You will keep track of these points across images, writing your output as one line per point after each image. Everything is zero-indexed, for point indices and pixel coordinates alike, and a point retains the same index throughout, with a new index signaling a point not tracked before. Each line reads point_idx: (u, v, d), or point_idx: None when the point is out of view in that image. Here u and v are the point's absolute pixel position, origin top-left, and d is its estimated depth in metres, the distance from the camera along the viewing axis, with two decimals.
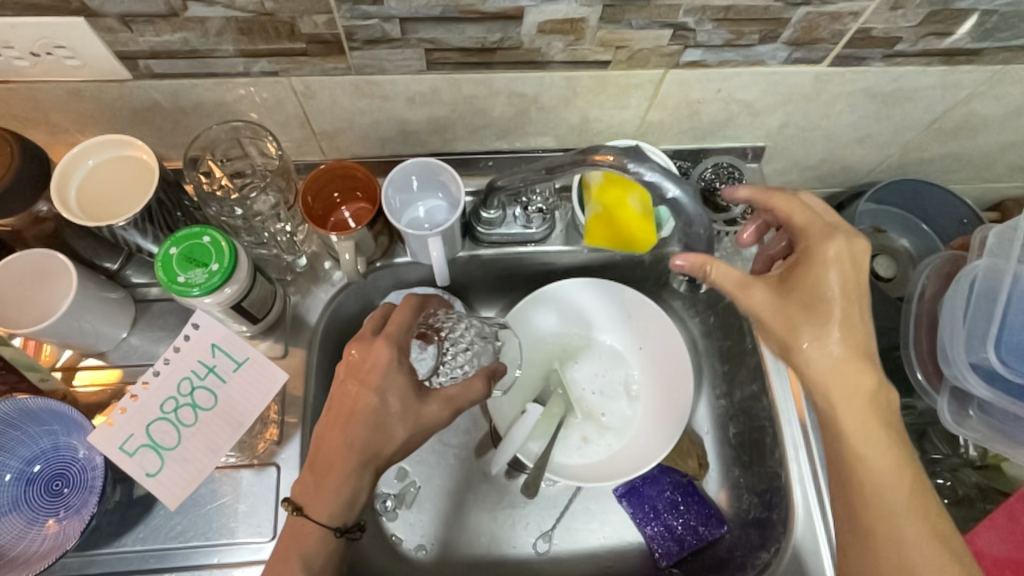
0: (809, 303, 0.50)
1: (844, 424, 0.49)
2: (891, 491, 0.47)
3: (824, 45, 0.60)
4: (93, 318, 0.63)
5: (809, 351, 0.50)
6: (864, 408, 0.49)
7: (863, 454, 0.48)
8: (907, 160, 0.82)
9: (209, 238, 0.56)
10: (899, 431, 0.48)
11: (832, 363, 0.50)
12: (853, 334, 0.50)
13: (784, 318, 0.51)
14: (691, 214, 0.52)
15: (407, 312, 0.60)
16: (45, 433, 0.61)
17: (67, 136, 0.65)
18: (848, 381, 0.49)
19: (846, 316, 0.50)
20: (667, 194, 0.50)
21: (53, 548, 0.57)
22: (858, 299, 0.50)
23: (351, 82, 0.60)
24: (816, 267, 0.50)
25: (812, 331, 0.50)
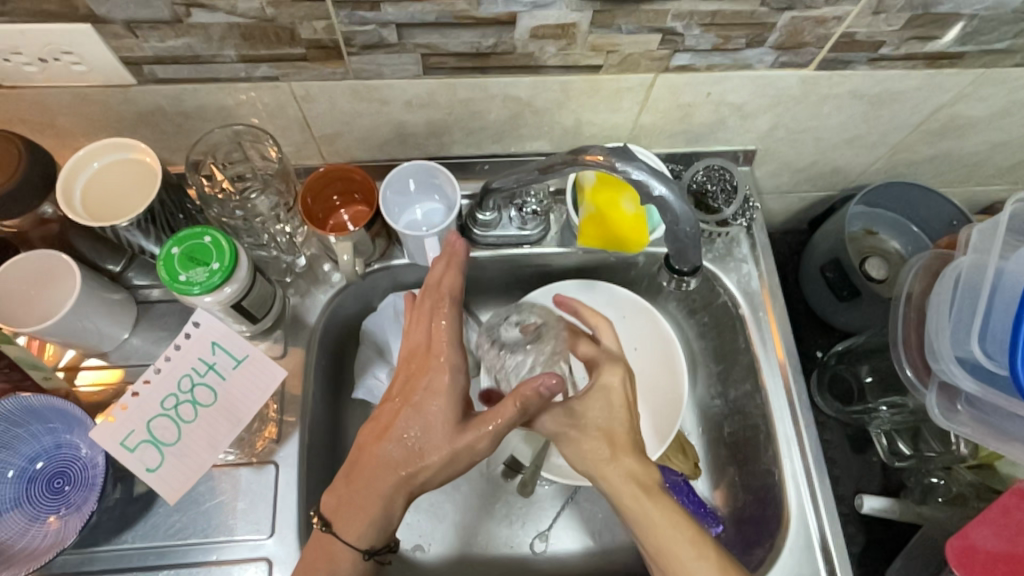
0: (607, 426, 0.59)
1: (647, 510, 0.57)
2: (688, 558, 0.55)
3: (810, 48, 0.61)
4: (96, 318, 0.64)
5: (594, 455, 0.59)
6: (638, 496, 0.57)
7: (657, 527, 0.56)
8: (896, 162, 0.84)
9: (210, 238, 0.57)
10: (654, 506, 0.57)
11: (626, 468, 0.58)
12: (597, 440, 0.59)
13: (598, 439, 0.59)
14: (677, 210, 0.50)
15: (454, 325, 0.58)
16: (47, 430, 0.62)
17: (73, 140, 0.67)
18: (637, 478, 0.58)
19: (614, 438, 0.59)
20: (654, 193, 0.49)
21: (53, 544, 0.58)
22: (616, 397, 0.61)
23: (349, 87, 0.62)
24: (607, 374, 0.62)
25: (612, 444, 0.59)
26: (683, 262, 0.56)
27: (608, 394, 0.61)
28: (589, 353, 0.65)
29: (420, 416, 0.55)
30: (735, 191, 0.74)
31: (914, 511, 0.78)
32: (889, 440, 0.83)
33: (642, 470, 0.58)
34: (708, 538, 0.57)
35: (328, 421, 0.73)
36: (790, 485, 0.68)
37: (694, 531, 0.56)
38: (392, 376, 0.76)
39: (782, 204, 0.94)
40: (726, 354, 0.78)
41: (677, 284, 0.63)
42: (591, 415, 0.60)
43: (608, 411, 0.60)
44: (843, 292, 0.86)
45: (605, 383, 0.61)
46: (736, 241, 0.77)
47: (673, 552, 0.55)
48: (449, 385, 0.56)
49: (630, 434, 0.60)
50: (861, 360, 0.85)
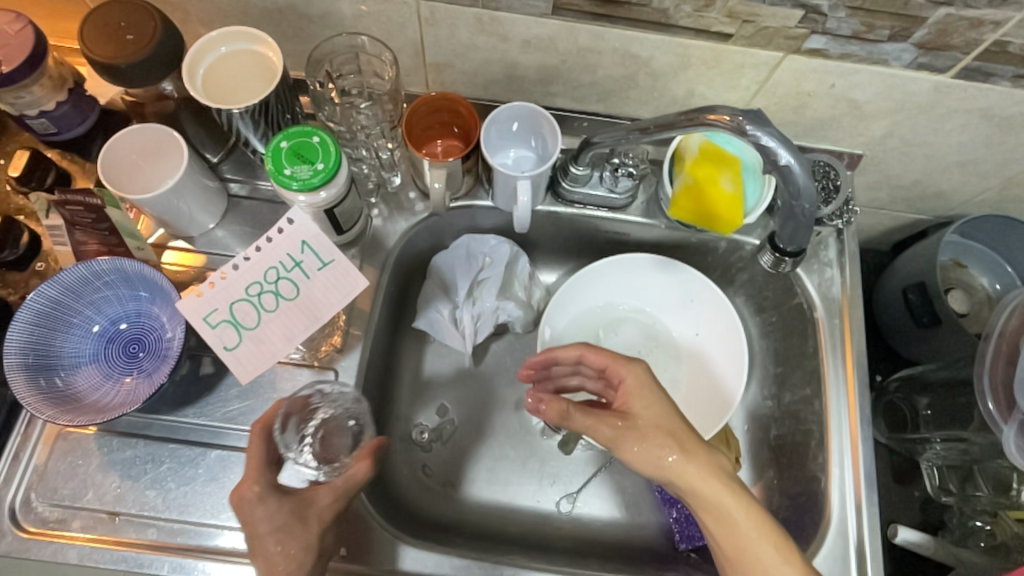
0: (663, 422, 0.55)
1: (732, 513, 0.52)
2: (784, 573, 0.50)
3: (954, 53, 0.59)
4: (191, 201, 0.66)
5: (662, 459, 0.53)
6: (719, 490, 0.52)
7: (743, 529, 0.51)
8: (1005, 196, 0.80)
9: (318, 138, 0.58)
10: (739, 506, 0.52)
11: (697, 467, 0.53)
12: (657, 439, 0.54)
13: (653, 437, 0.54)
14: (804, 187, 0.50)
15: (259, 444, 0.54)
16: (132, 297, 0.64)
17: (198, 25, 0.68)
18: (705, 480, 0.52)
19: (676, 434, 0.54)
20: (781, 162, 0.49)
21: (124, 402, 0.60)
22: (649, 391, 0.57)
23: (475, 15, 0.61)
24: (630, 376, 0.58)
25: (678, 443, 0.54)
26: (790, 241, 0.58)
27: (645, 394, 0.57)
28: (601, 360, 0.61)
29: (260, 524, 0.51)
30: (837, 192, 0.71)
31: (950, 552, 0.77)
32: (940, 477, 0.81)
33: (717, 465, 0.54)
34: (793, 546, 0.51)
35: (386, 343, 0.75)
36: (835, 493, 0.67)
37: (777, 534, 0.51)
38: (454, 314, 0.78)
39: (871, 220, 0.91)
40: (789, 356, 0.76)
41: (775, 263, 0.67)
42: (637, 412, 0.56)
43: (657, 403, 0.56)
44: (922, 317, 0.83)
45: (627, 389, 0.58)
46: (825, 243, 0.75)
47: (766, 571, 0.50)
48: (265, 484, 0.52)
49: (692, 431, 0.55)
50: (922, 391, 0.82)
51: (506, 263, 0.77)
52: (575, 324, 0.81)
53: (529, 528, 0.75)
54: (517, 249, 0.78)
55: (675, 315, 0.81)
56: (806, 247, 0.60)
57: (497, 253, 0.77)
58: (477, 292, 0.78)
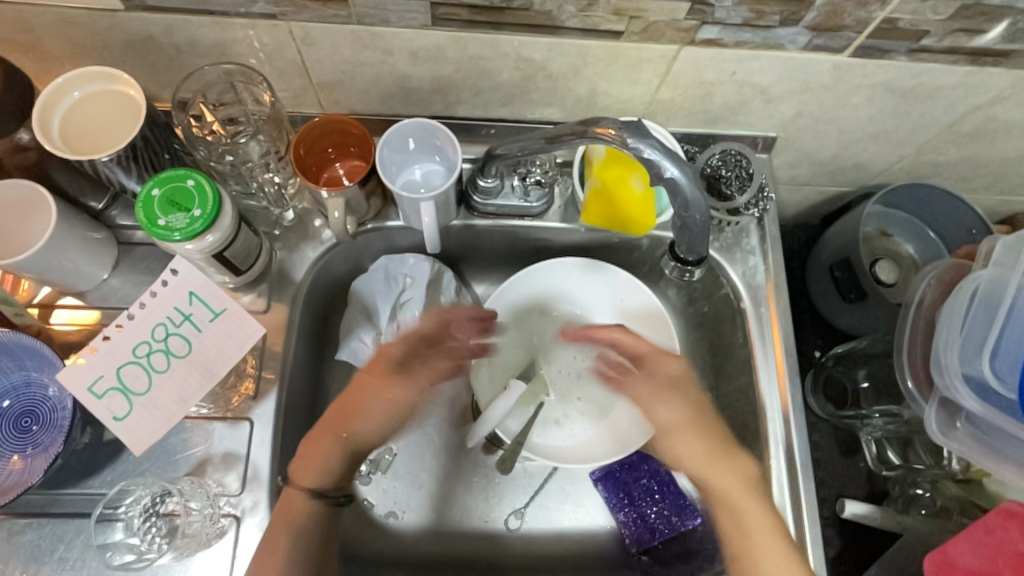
0: (688, 426, 0.66)
1: (738, 507, 0.62)
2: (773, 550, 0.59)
3: (847, 32, 0.57)
4: (72, 257, 0.62)
5: (654, 411, 0.68)
6: (695, 438, 0.65)
7: (722, 477, 0.64)
8: (921, 162, 0.80)
9: (193, 182, 0.54)
10: (727, 463, 0.64)
11: (700, 450, 0.65)
12: (700, 432, 0.66)
13: (681, 436, 0.66)
14: (685, 190, 0.50)
15: None
16: (16, 368, 0.60)
17: (56, 64, 0.63)
18: (733, 472, 0.64)
19: (689, 403, 0.67)
20: (665, 174, 0.49)
21: (17, 484, 0.56)
22: (671, 363, 0.68)
23: (352, 32, 0.58)
24: (654, 361, 0.68)
25: (667, 403, 0.67)
26: (688, 249, 0.57)
27: (683, 384, 0.68)
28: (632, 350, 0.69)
29: None
30: (751, 178, 0.71)
31: (896, 519, 0.76)
32: (878, 447, 0.82)
33: (738, 465, 0.64)
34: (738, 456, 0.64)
35: (308, 382, 0.72)
36: (773, 485, 0.67)
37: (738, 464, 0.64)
38: (379, 340, 0.74)
39: (797, 196, 0.91)
40: (722, 346, 0.76)
41: (680, 272, 0.66)
42: (653, 373, 0.68)
43: (699, 394, 0.67)
44: (850, 293, 0.84)
45: (665, 396, 0.67)
46: (746, 231, 0.74)
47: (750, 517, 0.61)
48: None
49: (715, 427, 0.66)
50: (858, 364, 0.83)
51: (428, 280, 0.74)
52: (506, 336, 0.78)
53: (478, 549, 0.75)
54: (438, 264, 0.76)
55: (606, 315, 0.79)
56: (706, 254, 0.59)
57: (418, 272, 0.74)
58: (400, 315, 0.74)
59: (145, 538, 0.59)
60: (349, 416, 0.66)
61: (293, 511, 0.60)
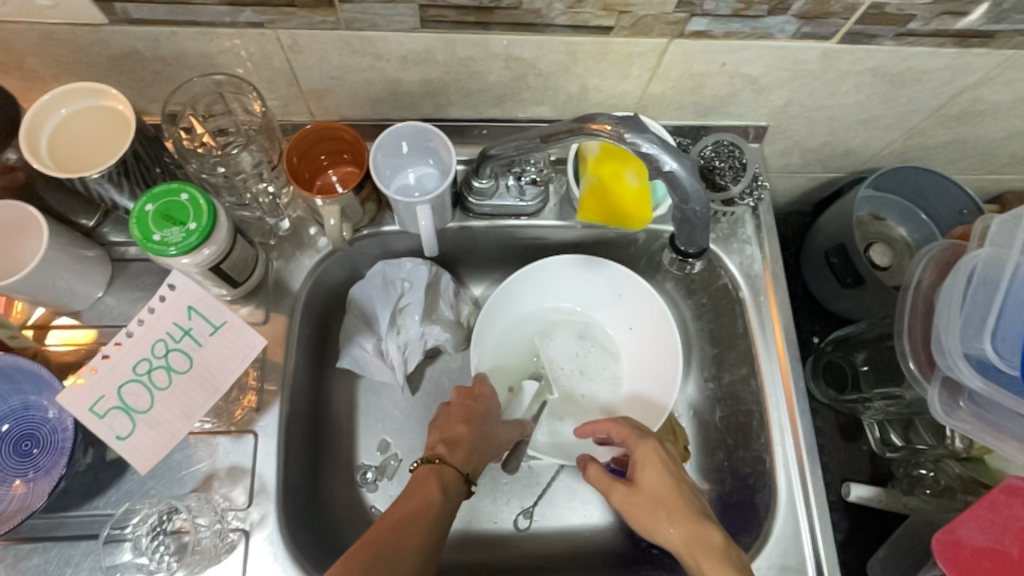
0: (662, 498, 0.57)
1: (704, 571, 0.51)
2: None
3: (834, 19, 0.58)
4: (66, 276, 0.61)
5: (652, 521, 0.57)
6: (692, 547, 0.54)
7: None
8: (911, 145, 0.81)
9: (187, 195, 0.53)
10: (715, 571, 0.51)
11: (683, 533, 0.55)
12: (676, 502, 0.57)
13: (651, 510, 0.57)
14: (687, 185, 0.50)
15: None
16: (14, 391, 0.59)
17: (41, 82, 0.62)
18: (693, 540, 0.54)
19: (670, 505, 0.56)
20: (664, 168, 0.49)
21: (20, 509, 0.56)
22: (659, 464, 0.59)
23: (341, 38, 0.57)
24: (639, 447, 0.61)
25: (662, 506, 0.57)
26: (688, 242, 0.56)
27: (658, 468, 0.59)
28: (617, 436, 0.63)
29: None
30: (744, 168, 0.71)
31: (901, 501, 0.78)
32: (881, 430, 0.83)
33: (702, 530, 0.54)
34: None
35: (311, 391, 0.71)
36: (781, 471, 0.67)
37: None
38: (380, 346, 0.74)
39: (789, 184, 0.91)
40: (723, 337, 0.76)
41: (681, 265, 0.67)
42: (644, 483, 0.59)
43: (669, 479, 0.58)
44: (846, 279, 0.84)
45: (646, 463, 0.60)
46: (741, 221, 0.75)
47: None
48: None
49: (679, 491, 0.57)
50: (858, 348, 0.84)
51: (427, 284, 0.74)
52: (507, 337, 0.78)
53: (489, 552, 0.74)
54: (436, 267, 0.76)
55: (607, 311, 0.80)
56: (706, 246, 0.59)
57: (416, 276, 0.74)
58: (400, 320, 0.74)
59: (154, 557, 0.58)
60: (478, 418, 0.65)
61: (444, 473, 0.59)
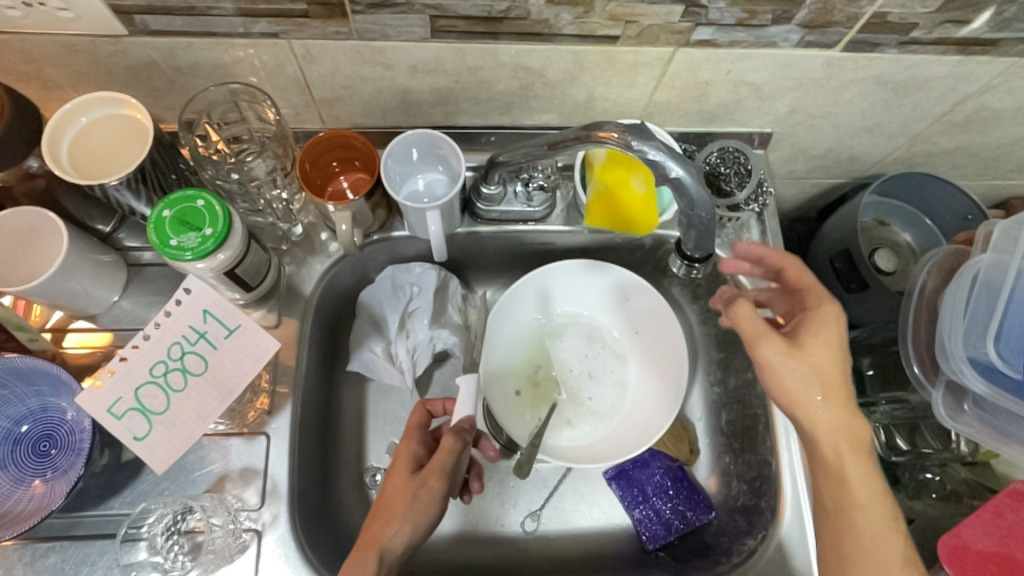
0: (823, 371, 0.55)
1: (846, 458, 0.55)
2: (879, 528, 0.53)
3: (838, 28, 0.59)
4: (84, 280, 0.62)
5: (807, 396, 0.55)
6: (842, 442, 0.55)
7: (852, 493, 0.54)
8: (915, 151, 0.82)
9: (202, 202, 0.55)
10: (853, 461, 0.55)
11: (838, 418, 0.55)
12: (841, 388, 0.55)
13: (807, 380, 0.55)
14: (694, 193, 0.51)
15: None
16: (33, 392, 0.60)
17: (61, 91, 0.64)
18: (848, 430, 0.55)
19: (830, 381, 0.55)
20: (671, 174, 0.50)
21: (38, 508, 0.57)
22: (832, 340, 0.56)
23: (353, 48, 0.58)
24: (818, 309, 0.57)
25: (824, 385, 0.54)
26: (695, 246, 0.58)
27: (829, 346, 0.56)
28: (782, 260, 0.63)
29: None
30: (749, 174, 0.72)
31: (908, 505, 0.76)
32: (887, 434, 0.79)
33: (853, 423, 0.55)
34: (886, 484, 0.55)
35: (322, 394, 0.72)
36: (785, 473, 0.68)
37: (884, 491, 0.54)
38: (389, 350, 0.76)
39: (794, 190, 0.92)
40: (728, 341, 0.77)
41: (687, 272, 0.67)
42: (808, 349, 0.55)
43: (838, 360, 0.55)
44: (851, 283, 0.84)
45: (826, 340, 0.56)
46: (746, 227, 0.76)
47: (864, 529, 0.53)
48: None
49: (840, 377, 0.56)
50: (863, 353, 0.83)
51: (435, 289, 0.75)
52: (513, 340, 0.79)
53: (496, 554, 0.74)
54: (444, 272, 0.77)
55: (612, 314, 0.80)
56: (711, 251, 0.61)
57: (424, 280, 0.75)
58: (409, 324, 0.75)
59: (168, 556, 0.59)
60: (379, 505, 0.57)
61: None
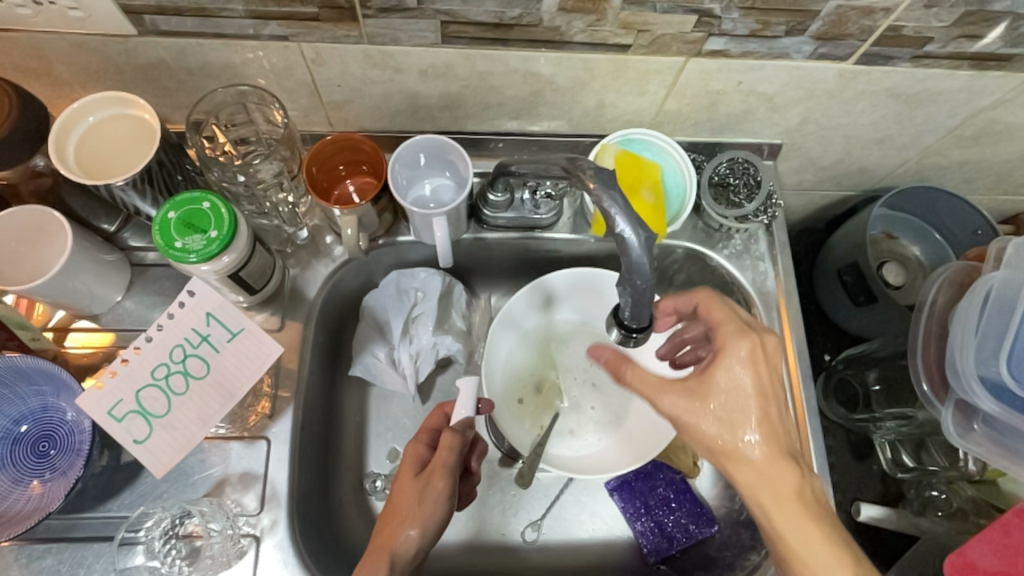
0: (740, 416, 0.52)
1: (776, 511, 0.52)
2: (829, 575, 0.50)
3: (852, 41, 0.58)
4: (88, 279, 0.62)
5: (721, 446, 0.53)
6: (773, 487, 0.52)
7: (795, 545, 0.51)
8: (925, 165, 0.81)
9: (209, 204, 0.54)
10: (788, 514, 0.51)
11: (765, 464, 0.52)
12: (770, 431, 0.52)
13: (724, 427, 0.53)
14: (637, 261, 0.49)
15: None
16: (34, 392, 0.60)
17: (69, 90, 0.63)
18: (772, 482, 0.52)
19: (760, 421, 0.52)
20: (616, 229, 0.49)
21: (36, 509, 0.56)
22: (748, 380, 0.53)
23: (362, 51, 0.58)
24: (732, 346, 0.54)
25: (738, 429, 0.52)
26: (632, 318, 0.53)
27: (740, 391, 0.53)
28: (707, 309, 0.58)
29: None
30: (759, 186, 0.72)
31: (913, 522, 0.76)
32: (892, 451, 0.81)
33: (783, 470, 0.52)
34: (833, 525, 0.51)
35: (324, 398, 0.72)
36: None
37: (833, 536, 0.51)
38: (392, 355, 0.75)
39: (802, 201, 0.91)
40: None
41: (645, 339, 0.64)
42: (716, 396, 0.53)
43: (758, 402, 0.52)
44: (858, 297, 0.84)
45: (733, 383, 0.53)
46: (755, 238, 0.75)
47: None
48: None
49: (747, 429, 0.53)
50: (870, 367, 0.83)
51: (440, 294, 0.75)
52: (516, 347, 0.78)
53: (496, 562, 0.74)
54: (450, 277, 0.77)
55: None
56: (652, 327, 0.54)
57: (429, 286, 0.75)
58: (413, 329, 0.75)
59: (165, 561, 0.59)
60: (387, 509, 0.57)
61: None
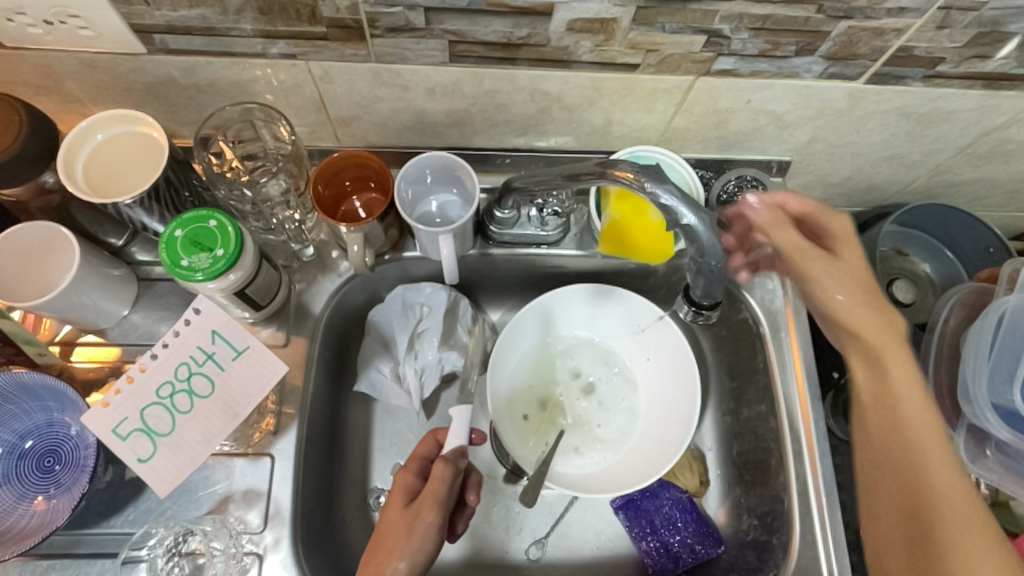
0: (857, 267, 0.56)
1: (888, 354, 0.54)
2: (942, 461, 0.50)
3: (863, 61, 0.58)
4: (94, 295, 0.62)
5: (835, 296, 0.55)
6: (898, 357, 0.53)
7: (904, 416, 0.52)
8: (935, 182, 0.80)
9: (216, 222, 0.54)
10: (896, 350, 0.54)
11: (867, 319, 0.54)
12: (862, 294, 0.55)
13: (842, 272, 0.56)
14: (708, 243, 0.49)
15: None
16: (41, 408, 0.60)
17: (79, 106, 0.64)
18: (876, 321, 0.54)
19: (861, 280, 0.55)
20: (683, 221, 0.48)
21: (41, 525, 0.56)
22: (857, 277, 0.56)
23: (370, 70, 0.58)
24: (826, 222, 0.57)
25: (842, 281, 0.55)
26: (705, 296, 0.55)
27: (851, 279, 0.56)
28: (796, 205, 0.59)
29: None
30: None
31: None
32: None
33: (884, 316, 0.54)
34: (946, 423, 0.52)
35: (328, 413, 0.72)
36: (797, 514, 0.66)
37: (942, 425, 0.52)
38: (397, 370, 0.74)
39: None
40: (742, 371, 0.76)
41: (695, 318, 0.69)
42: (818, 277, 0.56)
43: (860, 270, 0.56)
44: None
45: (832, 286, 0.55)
46: None
47: (930, 456, 0.51)
48: None
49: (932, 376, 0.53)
50: None
51: (445, 309, 0.74)
52: (522, 363, 0.78)
53: None
54: (455, 292, 0.76)
55: (622, 340, 0.79)
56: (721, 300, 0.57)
57: (435, 301, 0.74)
58: (418, 345, 0.75)
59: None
60: (375, 541, 0.56)
61: None
